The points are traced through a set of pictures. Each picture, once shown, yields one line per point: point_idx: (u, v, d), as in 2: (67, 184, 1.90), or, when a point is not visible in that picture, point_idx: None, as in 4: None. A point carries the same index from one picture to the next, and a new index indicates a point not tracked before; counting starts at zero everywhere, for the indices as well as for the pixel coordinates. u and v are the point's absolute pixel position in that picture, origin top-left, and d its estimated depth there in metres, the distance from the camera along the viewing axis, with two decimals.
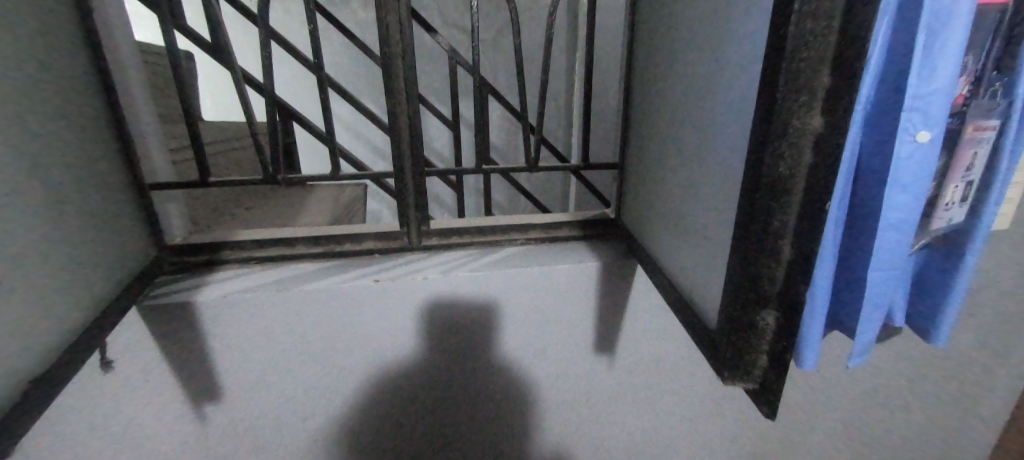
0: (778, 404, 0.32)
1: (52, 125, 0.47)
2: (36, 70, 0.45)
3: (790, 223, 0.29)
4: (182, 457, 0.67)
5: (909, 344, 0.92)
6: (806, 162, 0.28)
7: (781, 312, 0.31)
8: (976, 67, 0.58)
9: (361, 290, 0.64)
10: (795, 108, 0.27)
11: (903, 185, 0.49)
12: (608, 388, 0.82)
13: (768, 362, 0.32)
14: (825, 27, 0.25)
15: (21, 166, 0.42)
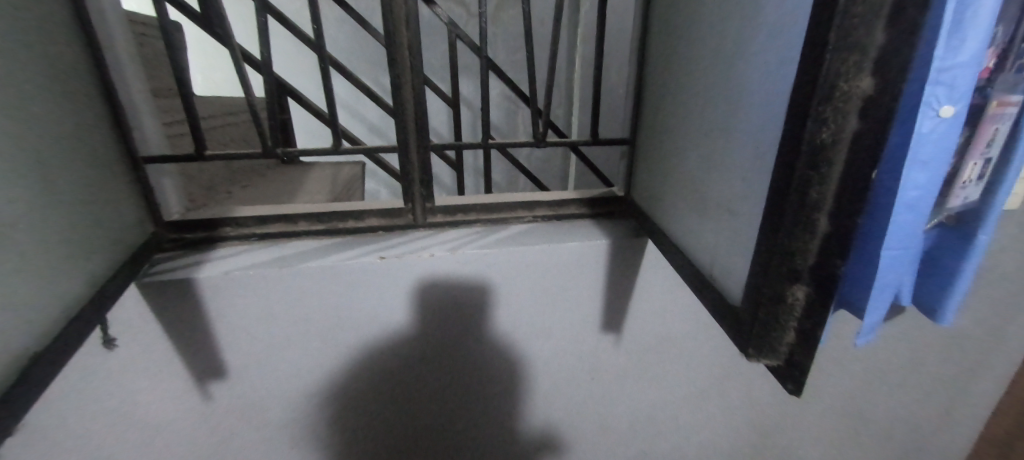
0: (805, 381, 0.31)
1: (44, 95, 0.44)
2: (25, 35, 0.43)
3: (829, 194, 0.28)
4: (186, 435, 0.67)
5: (912, 324, 0.92)
6: (851, 129, 0.26)
7: (813, 287, 0.30)
8: (1006, 39, 0.56)
9: (366, 267, 0.63)
10: (842, 71, 0.26)
11: (922, 160, 0.48)
12: (615, 368, 0.82)
13: (796, 339, 0.31)
14: None
15: (14, 137, 0.40)
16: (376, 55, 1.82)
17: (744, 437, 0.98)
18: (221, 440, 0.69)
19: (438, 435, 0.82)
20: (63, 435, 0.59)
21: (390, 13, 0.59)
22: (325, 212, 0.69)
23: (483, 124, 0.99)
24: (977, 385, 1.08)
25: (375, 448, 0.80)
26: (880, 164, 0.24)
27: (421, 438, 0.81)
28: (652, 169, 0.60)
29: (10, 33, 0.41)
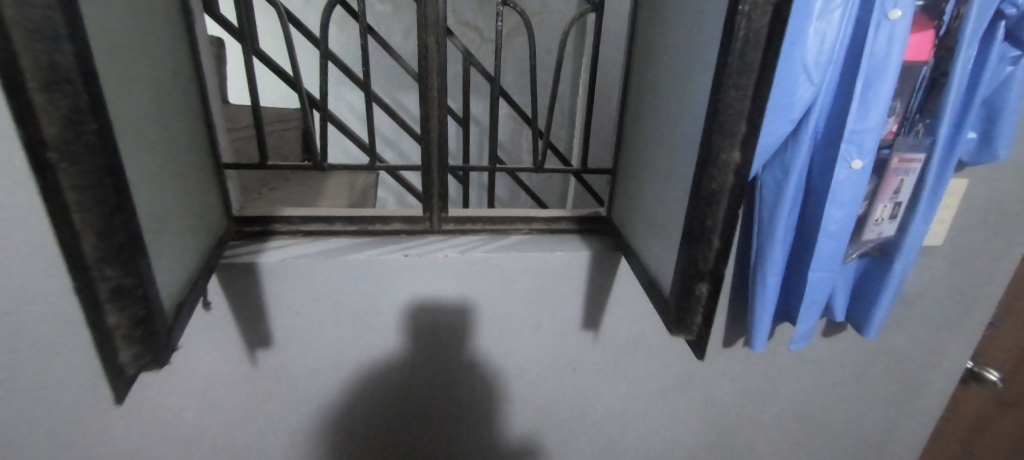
0: (706, 347, 0.45)
1: (190, 113, 0.61)
2: (184, 69, 0.59)
3: (718, 223, 0.43)
4: (234, 390, 0.82)
5: (853, 339, 1.06)
6: (729, 183, 0.41)
7: (711, 284, 0.44)
8: (903, 111, 0.73)
9: (391, 262, 0.78)
10: (724, 146, 0.41)
11: (840, 193, 0.73)
12: (592, 362, 0.96)
13: (703, 321, 0.46)
14: (742, 95, 0.38)
15: (186, 142, 0.56)
16: (395, 73, 2.00)
17: (706, 433, 1.11)
18: (261, 397, 0.84)
19: (439, 412, 0.96)
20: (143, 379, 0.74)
21: (426, 60, 0.75)
22: (358, 216, 0.84)
23: (491, 146, 1.14)
24: (919, 400, 1.22)
25: (386, 418, 0.94)
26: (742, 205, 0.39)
27: (424, 412, 0.95)
28: (626, 195, 0.76)
29: (180, 67, 0.58)
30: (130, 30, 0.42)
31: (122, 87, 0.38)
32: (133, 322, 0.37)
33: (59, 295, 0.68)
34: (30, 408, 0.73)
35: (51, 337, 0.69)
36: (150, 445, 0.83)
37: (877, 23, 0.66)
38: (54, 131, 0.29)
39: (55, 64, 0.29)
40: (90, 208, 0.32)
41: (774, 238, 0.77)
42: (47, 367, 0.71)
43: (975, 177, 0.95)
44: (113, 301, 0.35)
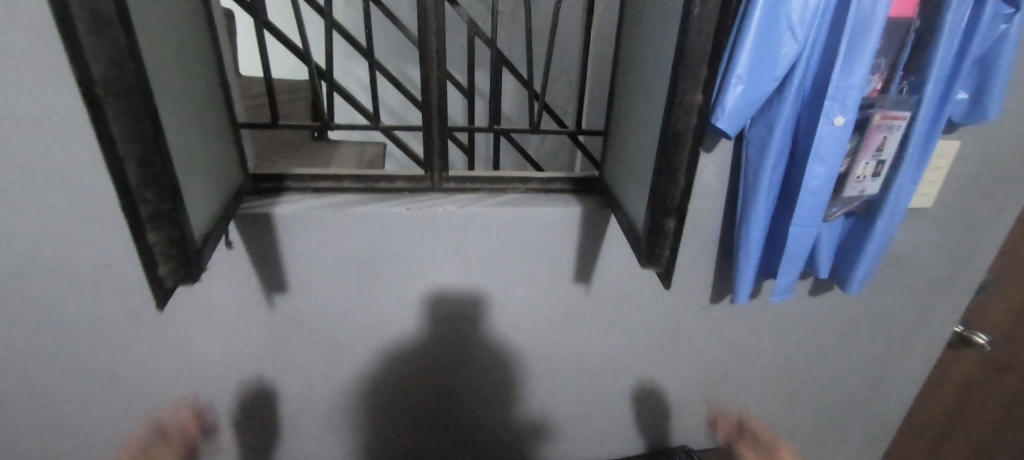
0: (671, 277, 0.51)
1: (210, 73, 0.66)
2: (203, 32, 0.65)
3: (683, 163, 0.47)
4: (255, 332, 0.91)
5: (838, 300, 1.10)
6: (692, 124, 0.45)
7: (677, 219, 0.49)
8: (888, 68, 0.77)
9: (395, 216, 0.84)
10: (688, 90, 0.44)
11: (823, 151, 0.75)
12: (583, 315, 1.02)
13: (670, 255, 0.51)
14: (702, 41, 0.42)
15: (207, 98, 0.62)
16: (401, 45, 2.03)
17: (693, 388, 1.17)
18: (279, 339, 0.93)
19: (441, 359, 1.04)
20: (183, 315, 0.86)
21: (424, 23, 0.79)
22: (364, 174, 0.90)
23: (492, 112, 1.18)
24: (904, 362, 1.26)
25: (392, 364, 1.02)
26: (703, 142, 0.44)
27: (427, 359, 1.03)
28: (615, 152, 0.80)
29: (199, 28, 0.63)
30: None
31: (151, 36, 0.43)
32: (170, 241, 0.43)
33: (100, 240, 0.76)
34: (79, 339, 0.84)
35: (95, 275, 0.79)
36: (182, 376, 0.93)
37: None
38: (99, 69, 0.34)
39: (98, 9, 0.34)
40: (129, 139, 0.38)
41: (758, 195, 0.81)
42: (94, 302, 0.81)
43: (966, 139, 0.96)
44: (153, 221, 0.41)
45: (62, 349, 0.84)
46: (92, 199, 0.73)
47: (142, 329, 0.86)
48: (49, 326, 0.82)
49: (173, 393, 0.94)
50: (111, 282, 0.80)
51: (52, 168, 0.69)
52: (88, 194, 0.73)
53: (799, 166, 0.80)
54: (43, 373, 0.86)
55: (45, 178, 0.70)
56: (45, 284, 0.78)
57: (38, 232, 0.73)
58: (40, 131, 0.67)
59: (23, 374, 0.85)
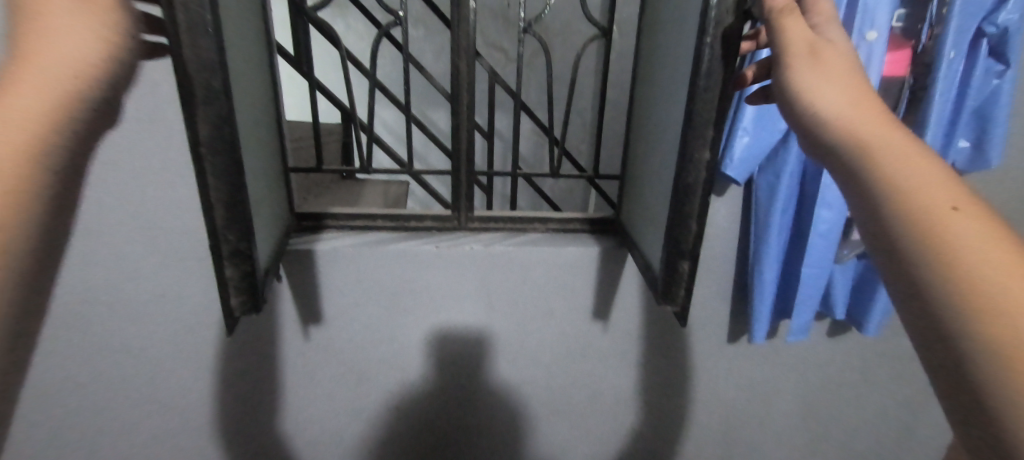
0: (686, 315, 0.55)
1: (272, 126, 0.76)
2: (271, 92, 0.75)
3: (694, 211, 0.52)
4: (291, 358, 0.97)
5: (856, 340, 1.11)
6: (701, 179, 0.51)
7: (691, 261, 0.54)
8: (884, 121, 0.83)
9: (424, 252, 0.90)
10: (696, 148, 0.50)
11: (828, 198, 0.80)
12: (601, 350, 1.04)
13: (685, 293, 0.56)
14: (706, 109, 0.49)
15: (271, 149, 0.71)
16: (427, 93, 2.17)
17: (713, 428, 1.17)
18: (311, 367, 0.99)
19: (462, 394, 1.06)
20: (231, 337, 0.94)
21: (457, 79, 0.88)
22: (396, 214, 0.97)
23: (514, 155, 1.26)
24: (934, 407, 1.23)
25: (415, 396, 1.05)
26: (710, 194, 0.49)
27: (448, 395, 1.06)
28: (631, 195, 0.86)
29: (268, 89, 0.73)
30: (247, 65, 0.57)
31: (241, 102, 0.52)
32: (243, 275, 0.49)
33: (169, 269, 0.88)
34: (138, 358, 0.94)
35: (160, 299, 0.89)
36: (224, 398, 1.00)
37: (856, 43, 0.74)
38: (205, 133, 0.42)
39: (212, 86, 0.41)
40: (222, 189, 0.45)
41: (769, 237, 0.85)
42: (156, 323, 0.91)
43: (972, 184, 1.00)
44: (231, 257, 0.48)
45: (123, 368, 0.94)
46: (167, 233, 0.85)
47: (193, 352, 0.94)
48: (116, 345, 0.92)
49: (215, 413, 1.01)
50: (173, 306, 0.90)
51: (140, 204, 0.82)
52: (164, 229, 0.84)
53: (806, 210, 0.85)
54: (106, 389, 0.95)
55: (131, 214, 0.82)
56: (118, 306, 0.89)
57: (121, 259, 0.85)
58: (133, 172, 0.80)
59: (89, 389, 0.94)
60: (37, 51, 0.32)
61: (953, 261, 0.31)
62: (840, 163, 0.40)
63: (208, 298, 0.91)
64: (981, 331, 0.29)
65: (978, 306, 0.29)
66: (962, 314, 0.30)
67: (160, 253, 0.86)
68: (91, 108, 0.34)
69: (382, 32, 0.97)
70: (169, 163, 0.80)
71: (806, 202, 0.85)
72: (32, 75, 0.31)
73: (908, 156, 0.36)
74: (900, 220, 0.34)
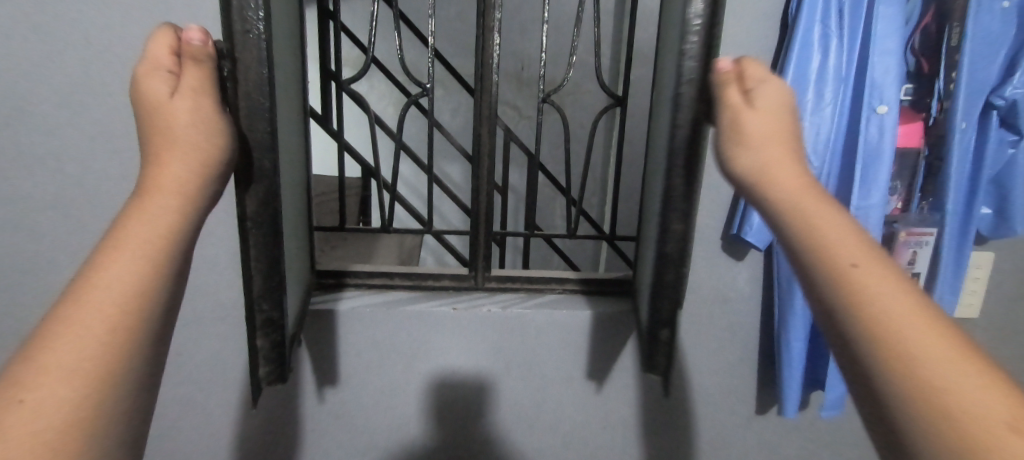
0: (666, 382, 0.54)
1: (302, 189, 0.79)
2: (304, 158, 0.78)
3: (673, 277, 0.52)
4: (301, 420, 0.94)
5: None
6: (677, 248, 0.51)
7: (670, 328, 0.54)
8: (904, 189, 0.85)
9: (441, 314, 0.90)
10: (671, 220, 0.50)
11: None
12: (618, 416, 0.99)
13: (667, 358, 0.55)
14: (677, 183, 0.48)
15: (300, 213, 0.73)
16: (445, 152, 2.25)
17: None
18: (320, 431, 0.95)
19: None
20: (243, 397, 0.93)
21: (478, 145, 0.93)
22: (414, 272, 0.98)
23: (530, 214, 1.28)
24: None
25: None
26: (681, 263, 0.50)
27: None
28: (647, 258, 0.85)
29: (302, 155, 0.77)
30: (288, 138, 0.60)
31: (285, 172, 0.55)
32: (273, 344, 0.49)
33: (189, 325, 0.88)
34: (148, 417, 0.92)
35: (178, 356, 0.89)
36: None
37: (867, 117, 0.76)
38: (252, 207, 0.44)
39: (262, 164, 0.44)
40: (261, 260, 0.47)
41: (794, 304, 0.83)
42: (169, 381, 0.90)
43: (1000, 249, 0.98)
44: (263, 327, 0.48)
45: None
46: (194, 289, 0.86)
47: (203, 412, 0.92)
48: None
49: None
50: (189, 364, 0.90)
51: None
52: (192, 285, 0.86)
53: None
54: None
55: None
56: None
57: None
58: None
59: None
60: (169, 156, 0.38)
61: (876, 318, 0.30)
62: (766, 218, 0.39)
63: (223, 354, 0.90)
64: (906, 387, 0.28)
65: (940, 414, 0.26)
66: (886, 368, 0.29)
67: (180, 309, 0.87)
68: (204, 198, 0.39)
69: (409, 102, 1.03)
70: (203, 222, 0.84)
71: None
72: (164, 178, 0.37)
73: (829, 215, 0.36)
74: (825, 276, 0.33)
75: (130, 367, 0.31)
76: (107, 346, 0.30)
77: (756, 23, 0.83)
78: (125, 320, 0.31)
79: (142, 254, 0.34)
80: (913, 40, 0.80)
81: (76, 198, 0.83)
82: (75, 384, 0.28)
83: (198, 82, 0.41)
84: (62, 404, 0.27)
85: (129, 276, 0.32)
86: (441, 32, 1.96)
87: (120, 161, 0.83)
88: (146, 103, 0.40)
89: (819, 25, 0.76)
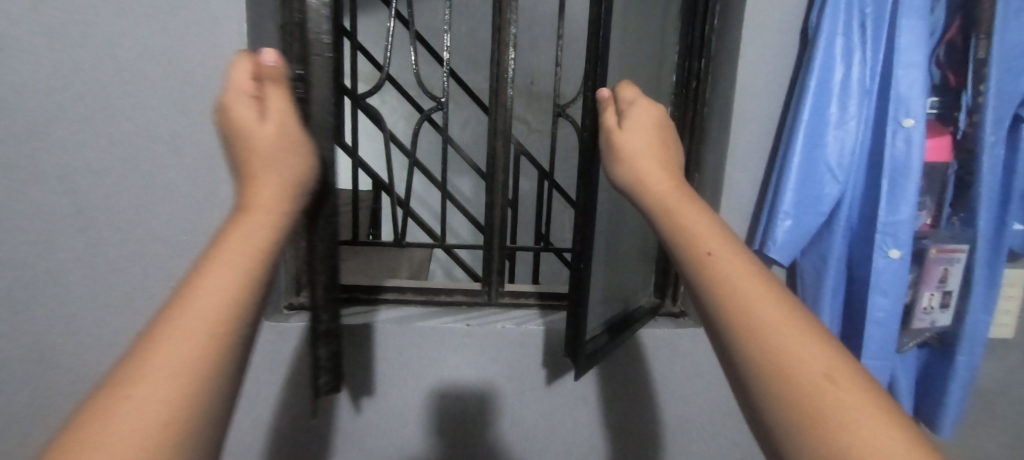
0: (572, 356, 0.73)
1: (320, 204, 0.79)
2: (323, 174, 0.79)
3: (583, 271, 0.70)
4: (307, 442, 0.92)
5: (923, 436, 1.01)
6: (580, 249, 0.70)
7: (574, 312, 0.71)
8: (933, 206, 0.82)
9: (456, 330, 0.89)
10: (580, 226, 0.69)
11: (881, 285, 0.77)
12: (636, 434, 0.97)
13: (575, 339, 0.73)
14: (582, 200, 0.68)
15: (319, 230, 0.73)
16: (457, 167, 2.26)
17: None
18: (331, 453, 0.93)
19: None
20: (250, 417, 0.90)
21: (493, 161, 0.92)
22: (426, 287, 0.98)
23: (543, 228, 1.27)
24: None
25: None
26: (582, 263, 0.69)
27: None
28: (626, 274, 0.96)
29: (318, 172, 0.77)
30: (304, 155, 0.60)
31: None
32: (333, 353, 0.56)
33: None
34: None
35: None
36: None
37: (893, 129, 0.74)
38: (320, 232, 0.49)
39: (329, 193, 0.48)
40: (323, 279, 0.52)
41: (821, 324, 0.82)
42: None
43: None
44: (324, 338, 0.54)
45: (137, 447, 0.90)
46: None
47: None
48: None
49: None
50: None
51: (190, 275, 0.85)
52: None
53: (858, 297, 0.81)
54: None
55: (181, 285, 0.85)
56: None
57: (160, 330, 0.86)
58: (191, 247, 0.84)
59: None
60: (265, 179, 0.37)
61: (740, 308, 0.35)
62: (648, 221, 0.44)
63: None
64: (763, 368, 0.33)
65: (785, 387, 0.31)
66: (747, 351, 0.34)
67: None
68: (294, 218, 0.38)
69: (424, 117, 1.03)
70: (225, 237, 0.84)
71: (857, 288, 0.81)
72: (259, 196, 0.36)
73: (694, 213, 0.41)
74: (697, 274, 0.38)
75: (206, 401, 0.28)
76: (182, 377, 0.28)
77: (775, 37, 0.82)
78: (221, 319, 0.30)
79: (237, 262, 0.33)
80: (938, 51, 0.78)
81: (92, 212, 0.83)
82: (146, 418, 0.26)
83: (280, 104, 0.40)
84: (133, 437, 0.25)
85: (212, 299, 0.31)
86: (456, 50, 1.99)
87: (136, 176, 0.82)
88: (235, 130, 0.37)
89: (841, 38, 0.75)
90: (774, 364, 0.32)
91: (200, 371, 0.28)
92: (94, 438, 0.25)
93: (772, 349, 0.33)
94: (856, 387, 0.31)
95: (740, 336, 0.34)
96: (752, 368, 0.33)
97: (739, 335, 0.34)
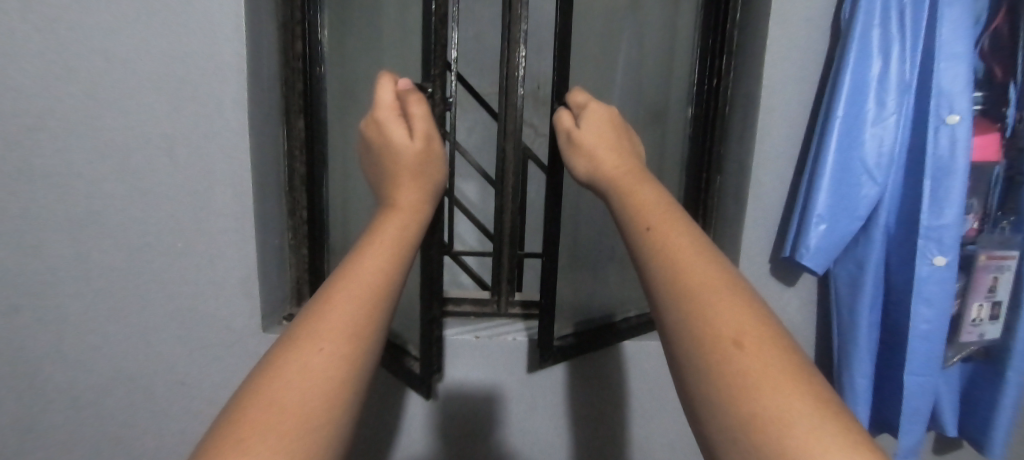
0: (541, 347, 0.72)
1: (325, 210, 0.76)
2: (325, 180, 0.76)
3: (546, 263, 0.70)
4: None
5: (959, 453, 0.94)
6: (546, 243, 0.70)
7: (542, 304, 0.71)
8: (981, 209, 0.75)
9: (464, 343, 0.85)
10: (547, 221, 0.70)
11: (926, 296, 0.71)
12: (647, 449, 0.92)
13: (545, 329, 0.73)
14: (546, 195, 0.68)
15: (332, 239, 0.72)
16: (464, 173, 2.23)
17: None
18: None
19: None
20: None
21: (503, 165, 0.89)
22: None
23: None
24: None
25: None
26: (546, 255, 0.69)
27: None
28: (622, 278, 0.93)
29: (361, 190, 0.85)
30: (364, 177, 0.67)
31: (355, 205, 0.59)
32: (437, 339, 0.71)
33: (195, 353, 0.84)
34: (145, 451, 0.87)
35: (182, 387, 0.84)
36: None
37: (935, 126, 0.69)
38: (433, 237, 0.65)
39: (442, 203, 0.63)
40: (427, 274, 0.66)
41: (856, 336, 0.76)
42: (172, 412, 0.85)
43: None
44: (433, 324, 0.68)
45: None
46: (204, 315, 0.82)
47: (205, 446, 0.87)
48: (125, 434, 0.85)
49: None
50: (196, 395, 0.85)
51: (182, 286, 0.81)
52: (202, 310, 0.82)
53: (897, 307, 0.76)
54: None
55: (174, 297, 0.81)
56: (136, 396, 0.84)
57: (151, 343, 0.82)
58: (183, 256, 0.80)
59: None
60: (407, 181, 0.50)
61: (678, 274, 0.36)
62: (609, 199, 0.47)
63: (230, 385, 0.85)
64: (689, 328, 0.34)
65: (710, 347, 0.32)
66: (675, 310, 0.35)
67: (188, 335, 0.83)
68: (425, 219, 0.50)
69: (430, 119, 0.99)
70: (219, 246, 0.80)
71: (896, 299, 0.75)
72: (404, 199, 0.49)
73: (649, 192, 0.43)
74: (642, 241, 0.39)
75: (364, 366, 0.36)
76: (349, 333, 0.36)
77: (802, 29, 0.77)
78: (373, 304, 0.38)
79: (382, 261, 0.41)
80: (981, 42, 0.72)
81: (71, 228, 0.77)
82: (320, 373, 0.33)
83: (424, 124, 0.53)
84: (321, 377, 0.33)
85: (373, 278, 0.40)
86: (463, 54, 1.96)
87: (120, 182, 0.76)
88: (397, 143, 0.50)
89: (878, 29, 0.69)
90: (698, 329, 0.33)
91: (362, 330, 0.37)
92: (296, 367, 0.33)
93: (702, 310, 0.34)
94: (783, 366, 0.31)
95: (677, 308, 0.35)
96: (684, 339, 0.34)
97: (675, 304, 0.35)
